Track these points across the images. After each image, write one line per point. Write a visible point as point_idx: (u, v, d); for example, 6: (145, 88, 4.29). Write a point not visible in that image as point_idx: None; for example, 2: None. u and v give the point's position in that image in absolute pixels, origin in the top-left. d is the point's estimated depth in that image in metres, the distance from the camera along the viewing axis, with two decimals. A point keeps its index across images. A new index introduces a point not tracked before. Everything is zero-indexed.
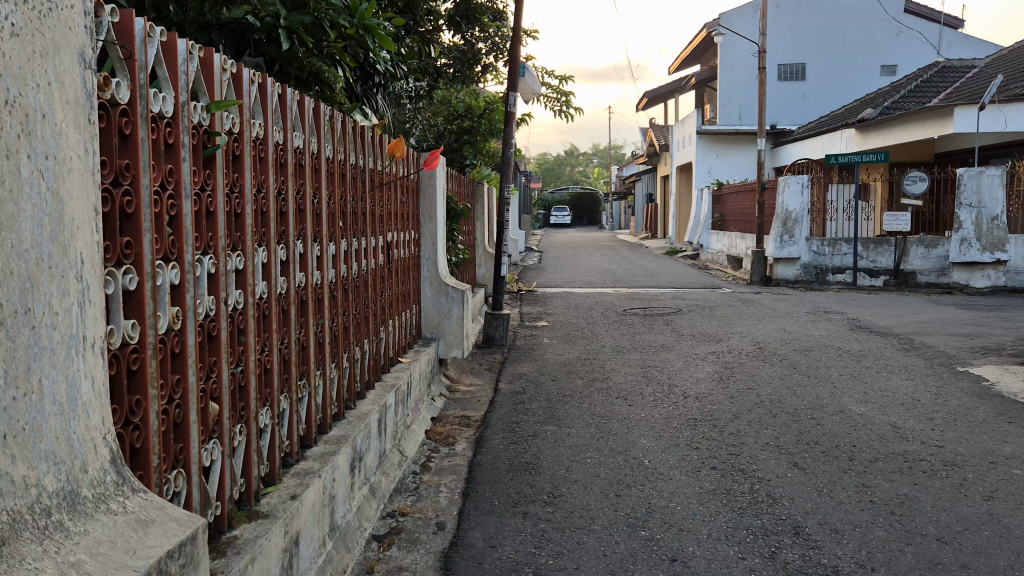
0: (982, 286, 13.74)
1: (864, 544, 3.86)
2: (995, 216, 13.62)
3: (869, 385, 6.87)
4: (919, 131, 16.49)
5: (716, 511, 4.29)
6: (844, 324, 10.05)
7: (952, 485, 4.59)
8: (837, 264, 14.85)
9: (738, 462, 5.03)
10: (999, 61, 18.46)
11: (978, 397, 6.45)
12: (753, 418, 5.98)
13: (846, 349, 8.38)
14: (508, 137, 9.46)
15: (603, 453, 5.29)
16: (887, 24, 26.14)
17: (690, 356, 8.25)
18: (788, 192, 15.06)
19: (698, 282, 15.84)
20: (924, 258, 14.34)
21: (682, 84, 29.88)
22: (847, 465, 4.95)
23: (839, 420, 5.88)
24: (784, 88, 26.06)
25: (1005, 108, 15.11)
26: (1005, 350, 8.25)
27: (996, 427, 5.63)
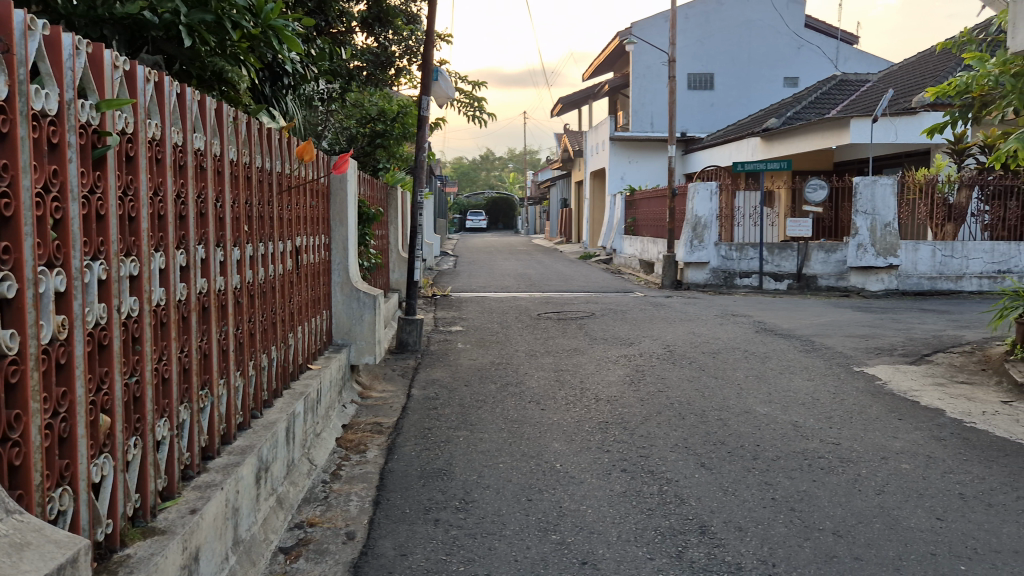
0: (877, 290, 14.41)
1: (766, 540, 3.98)
2: (888, 223, 14.29)
3: (773, 386, 7.11)
4: (819, 140, 17.18)
5: (625, 513, 4.35)
6: (750, 326, 10.37)
7: (848, 480, 4.79)
8: (744, 268, 15.32)
9: (648, 463, 5.13)
10: (892, 75, 19.44)
11: (872, 395, 6.75)
12: (662, 420, 6.11)
13: (751, 351, 8.67)
14: (421, 141, 9.40)
15: (515, 457, 5.31)
16: (788, 38, 27.23)
17: (602, 360, 8.35)
18: (697, 199, 15.43)
19: (610, 286, 16.11)
20: (824, 263, 14.89)
21: (595, 92, 30.61)
22: (750, 464, 5.10)
23: (745, 420, 6.05)
24: (693, 97, 26.78)
25: (896, 121, 15.87)
26: (897, 350, 8.68)
27: (888, 424, 5.92)
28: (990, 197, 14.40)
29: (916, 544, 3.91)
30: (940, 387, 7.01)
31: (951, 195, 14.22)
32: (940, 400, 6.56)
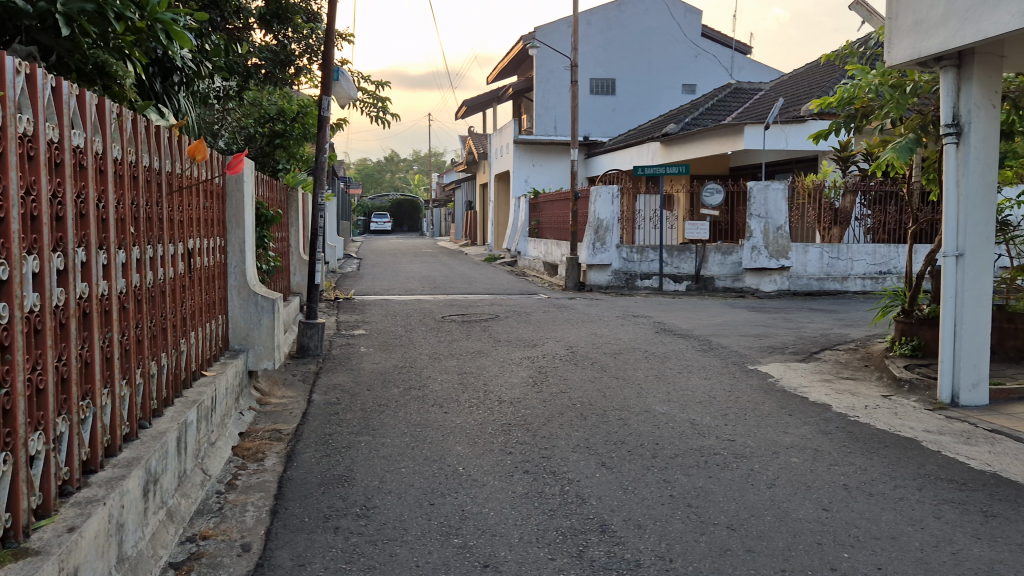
0: (770, 290, 15.00)
1: (663, 536, 4.07)
2: (780, 226, 14.86)
3: (671, 385, 7.28)
4: (715, 145, 17.74)
5: (527, 515, 4.36)
6: (650, 327, 10.60)
7: (741, 475, 4.95)
8: (644, 270, 15.70)
9: (550, 464, 5.17)
10: (783, 84, 20.26)
11: (765, 392, 7.00)
12: (565, 421, 6.17)
13: (651, 351, 8.85)
14: (322, 142, 9.19)
15: (417, 462, 5.26)
16: (686, 46, 28.02)
17: (506, 362, 8.37)
18: (599, 201, 15.66)
19: (515, 289, 16.16)
20: (721, 264, 15.38)
21: (500, 94, 30.67)
22: (649, 462, 5.21)
23: (644, 420, 6.17)
24: (595, 102, 27.24)
25: (787, 129, 16.51)
26: (788, 348, 9.04)
27: (779, 420, 6.15)
28: (873, 203, 15.05)
29: (804, 535, 4.07)
30: (827, 383, 7.34)
31: (837, 199, 14.86)
32: (827, 396, 6.86)
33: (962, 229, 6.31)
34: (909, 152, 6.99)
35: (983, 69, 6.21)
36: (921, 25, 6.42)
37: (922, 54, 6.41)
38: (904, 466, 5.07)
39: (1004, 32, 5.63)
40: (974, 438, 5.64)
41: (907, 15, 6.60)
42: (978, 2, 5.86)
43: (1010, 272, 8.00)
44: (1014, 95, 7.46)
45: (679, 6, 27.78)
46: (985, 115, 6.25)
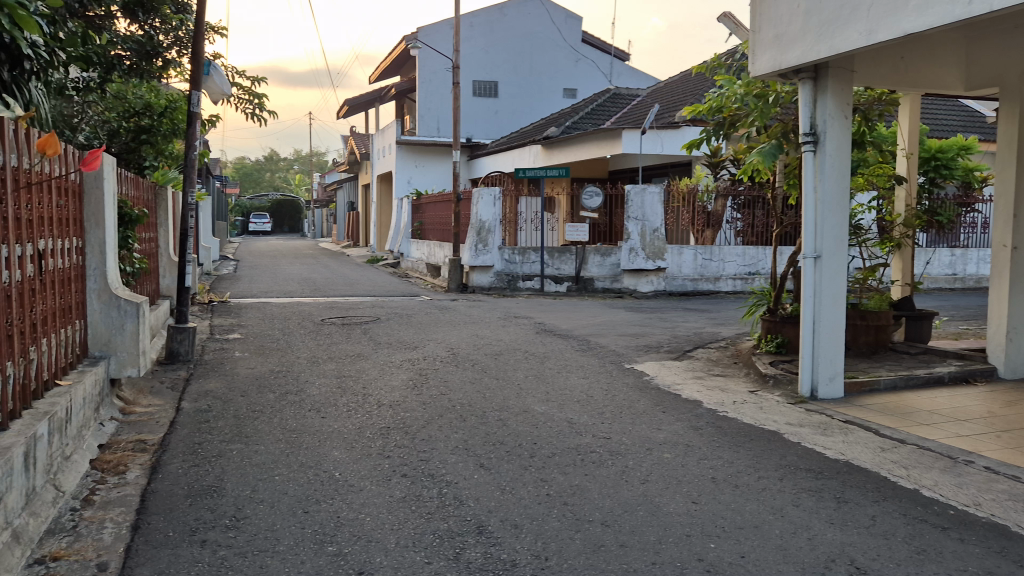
0: (647, 291, 15.40)
1: (539, 535, 4.11)
2: (656, 228, 15.26)
3: (550, 385, 7.36)
4: (594, 149, 18.13)
5: (404, 519, 4.31)
6: (531, 327, 10.71)
7: (616, 472, 5.06)
8: (526, 271, 15.88)
9: (427, 468, 5.12)
10: (658, 91, 20.93)
11: (640, 390, 7.21)
12: (444, 423, 6.14)
13: (531, 352, 8.94)
14: (191, 138, 8.79)
15: (291, 469, 5.10)
16: (566, 51, 28.51)
17: (386, 364, 8.26)
18: (481, 203, 15.71)
19: (397, 290, 15.99)
20: (600, 266, 15.77)
21: (382, 94, 30.33)
22: (527, 462, 5.25)
23: (524, 420, 6.23)
24: (478, 104, 27.33)
25: (662, 134, 17.08)
26: (663, 347, 9.33)
27: (653, 416, 6.34)
28: (742, 207, 15.73)
29: (674, 528, 4.20)
30: (699, 380, 7.62)
31: (709, 203, 15.40)
32: (699, 392, 7.12)
33: (819, 232, 6.66)
34: (773, 157, 7.35)
35: (837, 82, 6.58)
36: (782, 38, 6.74)
37: (783, 67, 6.75)
38: (767, 458, 5.32)
39: (854, 49, 6.01)
40: (830, 429, 5.97)
41: (768, 29, 6.94)
42: (831, 19, 6.22)
43: (863, 273, 8.57)
44: (864, 107, 7.99)
45: (560, 12, 28.16)
46: (839, 125, 6.62)
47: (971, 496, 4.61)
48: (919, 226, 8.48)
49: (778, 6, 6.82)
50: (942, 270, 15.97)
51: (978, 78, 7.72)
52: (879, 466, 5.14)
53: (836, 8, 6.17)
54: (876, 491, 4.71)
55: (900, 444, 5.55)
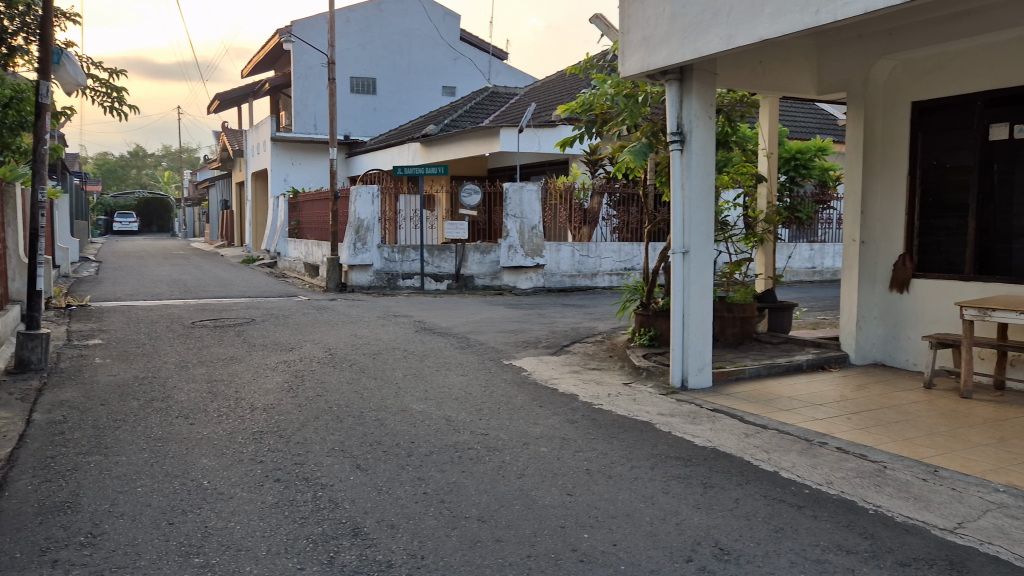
0: (526, 288, 15.63)
1: (415, 534, 4.07)
2: (534, 226, 15.50)
3: (429, 383, 7.33)
4: (473, 147, 18.20)
5: (276, 525, 4.19)
6: (411, 326, 10.63)
7: (493, 467, 5.09)
8: (406, 270, 15.72)
9: (302, 471, 5.00)
10: (536, 90, 21.20)
11: (518, 385, 7.28)
12: (319, 424, 6.01)
13: (410, 350, 8.88)
14: (41, 131, 8.24)
15: (155, 479, 4.87)
16: (444, 49, 28.51)
17: (259, 367, 8.00)
18: (359, 201, 15.50)
19: (273, 291, 15.56)
20: (479, 263, 15.75)
21: (256, 89, 29.41)
22: (404, 461, 5.20)
23: (401, 419, 6.16)
24: (356, 101, 26.90)
25: (539, 133, 17.31)
26: (541, 342, 9.46)
27: (530, 411, 6.42)
28: (617, 204, 16.15)
29: (549, 520, 4.26)
30: (575, 374, 7.78)
31: (586, 201, 15.72)
32: (575, 386, 7.26)
33: (687, 229, 6.90)
34: (643, 155, 7.59)
35: (700, 84, 6.84)
36: (649, 40, 6.96)
37: (650, 68, 6.96)
38: (639, 447, 5.48)
39: (715, 52, 6.26)
40: (699, 417, 6.21)
41: (636, 31, 7.14)
42: (694, 23, 6.46)
43: (729, 268, 8.99)
44: (727, 109, 8.32)
45: (438, 10, 28.09)
46: (703, 126, 6.88)
47: (824, 475, 4.91)
48: (778, 222, 8.91)
49: (645, 9, 7.02)
50: (802, 263, 16.93)
51: (828, 83, 8.22)
52: (743, 451, 5.38)
53: (698, 12, 6.41)
54: (739, 474, 4.94)
55: (762, 430, 5.83)
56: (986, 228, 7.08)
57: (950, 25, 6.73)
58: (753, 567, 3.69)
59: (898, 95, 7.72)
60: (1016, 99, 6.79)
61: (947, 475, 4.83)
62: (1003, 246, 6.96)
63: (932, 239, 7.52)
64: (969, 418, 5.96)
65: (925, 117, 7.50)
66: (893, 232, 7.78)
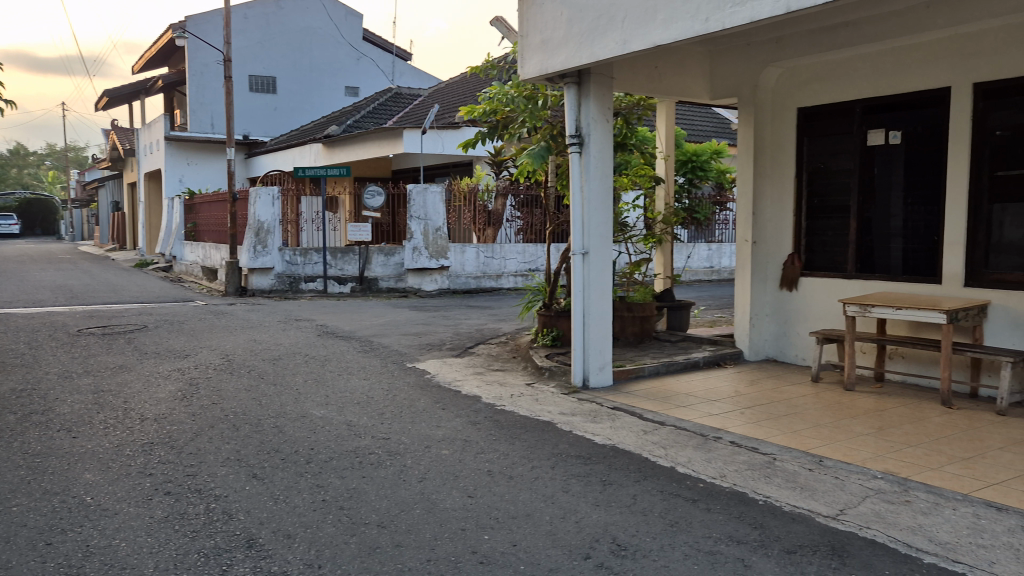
0: (431, 290, 15.44)
1: (312, 543, 3.99)
2: (438, 228, 15.34)
3: (330, 388, 7.21)
4: (376, 148, 18.01)
5: (165, 540, 4.03)
6: (312, 330, 10.43)
7: (394, 472, 5.04)
8: (308, 272, 15.41)
9: (194, 483, 4.82)
10: (440, 91, 21.15)
11: (421, 389, 7.23)
12: (214, 433, 5.82)
13: (311, 355, 8.70)
14: None
15: (33, 497, 4.61)
16: (347, 49, 28.12)
17: (151, 376, 7.69)
18: (258, 203, 15.06)
19: (168, 296, 14.99)
20: (384, 265, 15.59)
21: (148, 86, 28.31)
22: (302, 468, 5.09)
23: (300, 426, 6.03)
24: (255, 100, 26.21)
25: (442, 133, 17.30)
26: (445, 344, 9.43)
27: (433, 414, 6.39)
28: (520, 206, 16.30)
29: (449, 523, 4.24)
30: (479, 376, 7.78)
31: (490, 202, 15.89)
32: (478, 388, 7.27)
33: (586, 230, 7.00)
34: (541, 158, 7.72)
35: (598, 87, 6.95)
36: (548, 44, 7.03)
37: (549, 71, 7.03)
38: (540, 447, 5.52)
39: (611, 57, 6.38)
40: (599, 416, 6.31)
41: (535, 34, 7.20)
42: (591, 28, 6.56)
43: (628, 268, 9.16)
44: (624, 111, 8.51)
45: (339, 9, 27.68)
46: (601, 129, 6.99)
47: (717, 468, 5.06)
48: (676, 223, 9.12)
49: (543, 13, 7.11)
50: (701, 263, 17.46)
51: (720, 89, 8.50)
52: (641, 447, 5.50)
53: (595, 17, 6.52)
54: (637, 471, 5.04)
55: (660, 426, 5.97)
56: (866, 229, 7.47)
57: (831, 35, 7.08)
58: (649, 561, 3.78)
59: (785, 101, 8.05)
60: (891, 107, 7.20)
61: (831, 464, 5.06)
62: (882, 245, 7.34)
63: (818, 240, 7.87)
64: (852, 410, 6.26)
65: (810, 122, 7.85)
66: (782, 233, 8.11)
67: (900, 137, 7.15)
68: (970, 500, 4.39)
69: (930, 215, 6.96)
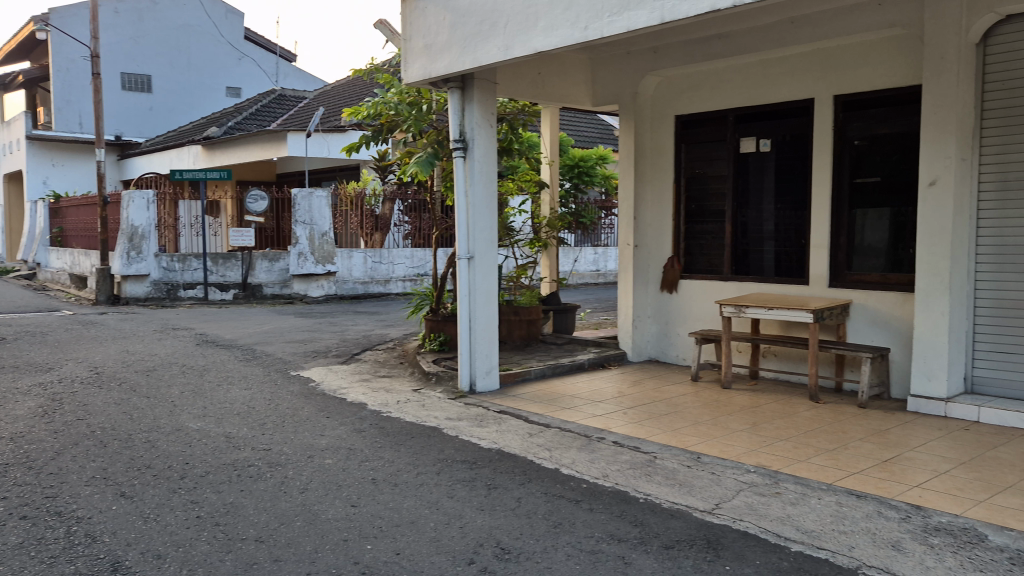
0: (318, 296, 15.12)
1: (184, 562, 3.82)
2: (324, 232, 15.13)
3: (208, 399, 6.94)
4: (259, 151, 17.51)
5: (19, 568, 3.76)
6: (191, 339, 10.02)
7: (274, 484, 4.89)
8: (187, 279, 14.81)
9: (54, 505, 4.53)
10: (326, 94, 20.76)
11: (305, 397, 7.06)
12: (79, 451, 5.49)
13: (188, 365, 8.36)
14: None
15: None
16: (227, 48, 27.23)
17: (8, 392, 7.19)
18: (132, 207, 14.45)
19: (31, 306, 14.07)
20: (268, 272, 15.15)
21: (8, 81, 26.55)
22: (176, 484, 4.87)
23: (174, 439, 5.78)
24: (129, 99, 25.01)
25: (328, 137, 17.01)
26: (331, 351, 9.25)
27: (317, 422, 6.24)
28: (409, 210, 16.03)
29: (331, 534, 4.15)
30: (365, 383, 7.66)
31: (377, 207, 15.56)
32: (364, 395, 7.16)
33: (472, 235, 7.00)
34: (429, 165, 7.67)
35: (481, 93, 6.97)
36: (431, 48, 7.01)
37: (432, 75, 7.01)
38: (426, 453, 5.49)
39: (493, 62, 6.41)
40: (486, 419, 6.33)
41: (417, 37, 7.17)
42: (474, 33, 6.58)
43: (515, 272, 9.24)
44: (510, 117, 8.51)
45: (219, 7, 26.75)
46: (484, 134, 7.02)
47: (600, 468, 5.15)
48: (561, 227, 9.23)
49: (426, 17, 7.09)
50: (587, 267, 17.80)
51: (601, 96, 8.69)
52: (527, 450, 5.53)
53: (477, 23, 6.55)
54: (522, 474, 5.08)
55: (545, 429, 6.03)
56: (740, 233, 7.80)
57: (705, 46, 7.36)
58: (532, 563, 3.80)
59: (663, 108, 8.30)
60: (761, 117, 7.55)
61: (708, 460, 5.24)
62: (756, 248, 7.68)
63: (696, 243, 8.15)
64: (729, 407, 6.51)
65: (687, 129, 8.14)
66: (662, 236, 8.34)
67: (770, 145, 7.50)
68: (833, 489, 4.63)
69: (798, 220, 7.32)
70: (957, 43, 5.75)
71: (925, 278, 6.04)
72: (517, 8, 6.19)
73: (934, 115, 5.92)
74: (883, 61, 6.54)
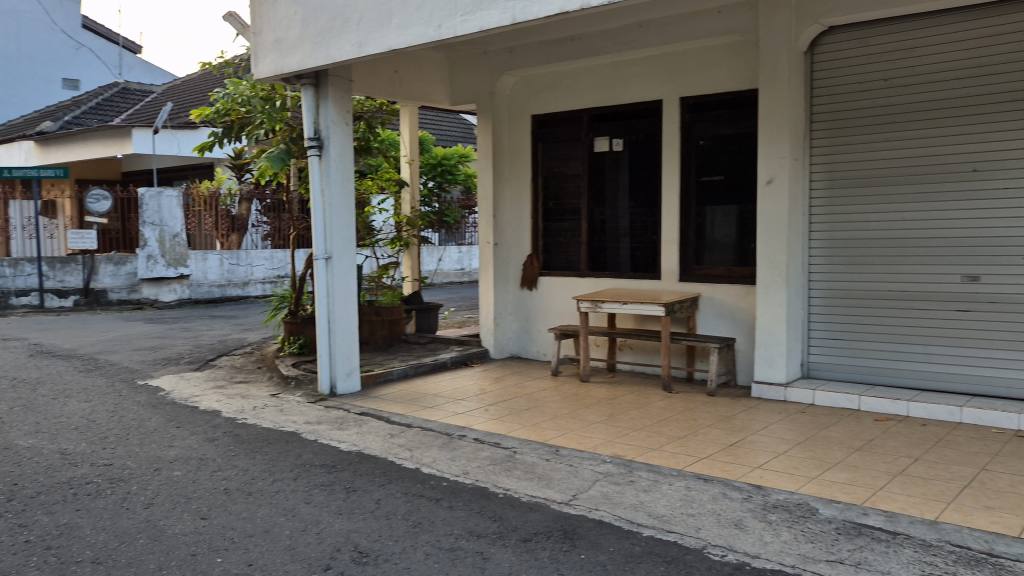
0: (170, 300, 14.50)
1: None
2: (176, 234, 14.44)
3: (42, 414, 6.46)
4: (100, 149, 16.50)
5: None
6: (24, 350, 9.32)
7: (114, 501, 4.61)
8: (20, 286, 13.53)
9: None
10: (174, 89, 19.85)
11: (152, 407, 6.70)
12: None
13: (20, 378, 7.76)
14: None
15: None
16: (64, 37, 25.54)
17: None
18: None
19: None
20: (113, 276, 14.17)
21: None
22: (2, 508, 4.50)
23: (2, 459, 5.34)
24: None
25: (177, 133, 16.25)
26: (182, 358, 8.83)
27: (165, 433, 5.94)
28: (267, 211, 15.55)
29: (177, 550, 3.96)
30: (218, 390, 7.35)
31: (232, 207, 14.98)
32: (218, 402, 6.87)
33: (328, 234, 6.86)
34: (281, 161, 7.46)
35: (336, 90, 6.83)
36: (281, 43, 6.81)
37: (284, 71, 6.82)
38: (283, 459, 5.33)
39: (346, 58, 6.30)
40: (346, 422, 6.22)
41: (268, 32, 6.95)
42: (326, 28, 6.44)
43: (376, 272, 9.12)
44: (367, 115, 8.38)
45: None
46: (341, 131, 6.88)
47: (461, 466, 5.16)
48: (422, 225, 9.16)
49: (277, 11, 6.89)
50: (452, 265, 17.86)
51: (459, 95, 8.71)
52: (387, 451, 5.47)
53: (330, 18, 6.42)
54: (382, 475, 5.02)
55: (406, 429, 5.99)
56: (596, 230, 8.02)
57: (559, 48, 7.52)
58: (390, 564, 3.76)
59: (520, 107, 8.41)
60: (614, 117, 7.79)
61: (566, 453, 5.35)
62: (612, 244, 7.91)
63: (554, 240, 8.31)
64: (587, 400, 6.68)
65: (543, 129, 8.29)
66: (522, 235, 8.45)
67: (623, 145, 7.75)
68: (682, 474, 4.83)
69: (650, 217, 7.61)
70: (788, 51, 6.14)
71: (765, 272, 6.40)
72: (370, 3, 6.12)
73: (770, 118, 6.28)
74: (723, 67, 6.90)
